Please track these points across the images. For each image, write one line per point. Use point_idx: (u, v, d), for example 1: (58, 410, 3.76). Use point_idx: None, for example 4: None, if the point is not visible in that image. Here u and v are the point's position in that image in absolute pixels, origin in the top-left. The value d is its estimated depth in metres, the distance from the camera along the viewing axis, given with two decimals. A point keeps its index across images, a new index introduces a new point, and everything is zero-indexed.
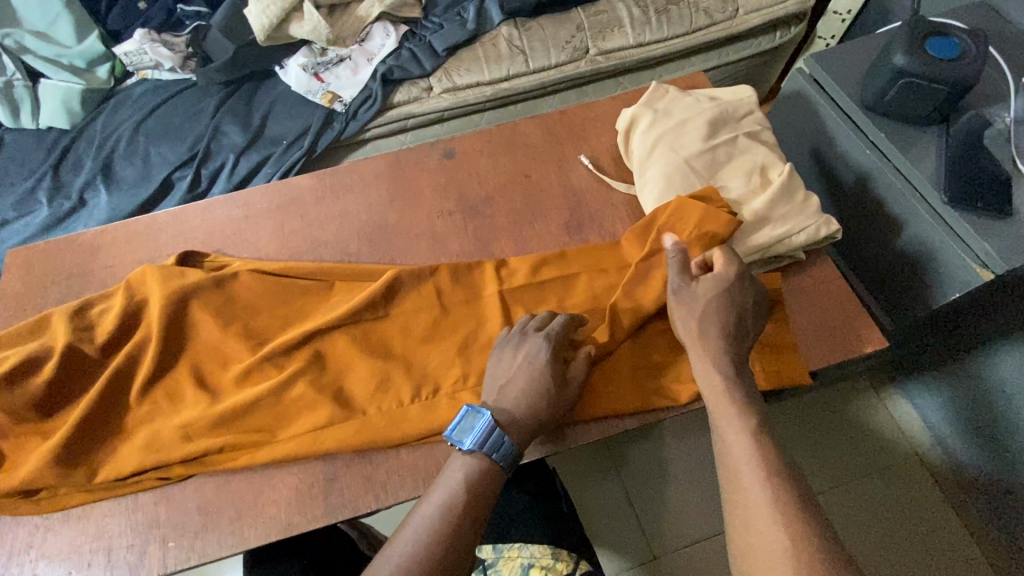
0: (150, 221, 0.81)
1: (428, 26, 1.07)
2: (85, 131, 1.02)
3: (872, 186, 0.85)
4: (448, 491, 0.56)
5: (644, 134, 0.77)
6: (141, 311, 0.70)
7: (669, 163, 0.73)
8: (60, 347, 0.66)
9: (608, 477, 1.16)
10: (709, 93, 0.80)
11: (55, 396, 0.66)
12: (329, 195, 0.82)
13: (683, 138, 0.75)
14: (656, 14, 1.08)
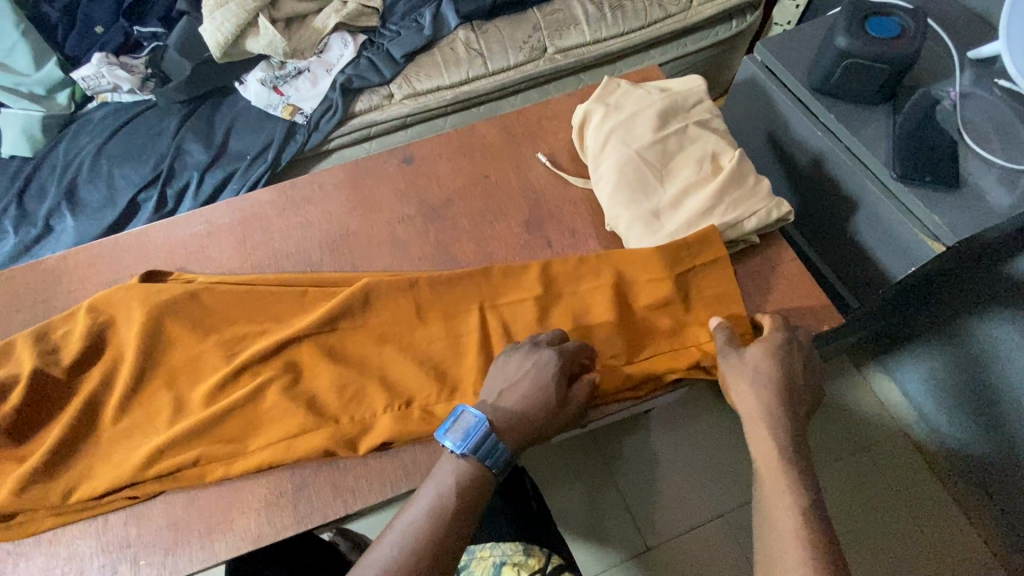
0: (113, 243, 0.81)
1: (385, 34, 1.08)
2: (47, 157, 1.02)
3: (826, 166, 0.85)
4: (437, 495, 0.55)
5: (597, 128, 0.78)
6: (106, 332, 0.70)
7: (621, 155, 0.74)
8: (25, 373, 0.66)
9: (594, 472, 1.16)
10: (660, 85, 0.81)
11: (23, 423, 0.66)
12: (291, 207, 0.82)
13: (634, 130, 0.76)
14: (611, 9, 1.09)
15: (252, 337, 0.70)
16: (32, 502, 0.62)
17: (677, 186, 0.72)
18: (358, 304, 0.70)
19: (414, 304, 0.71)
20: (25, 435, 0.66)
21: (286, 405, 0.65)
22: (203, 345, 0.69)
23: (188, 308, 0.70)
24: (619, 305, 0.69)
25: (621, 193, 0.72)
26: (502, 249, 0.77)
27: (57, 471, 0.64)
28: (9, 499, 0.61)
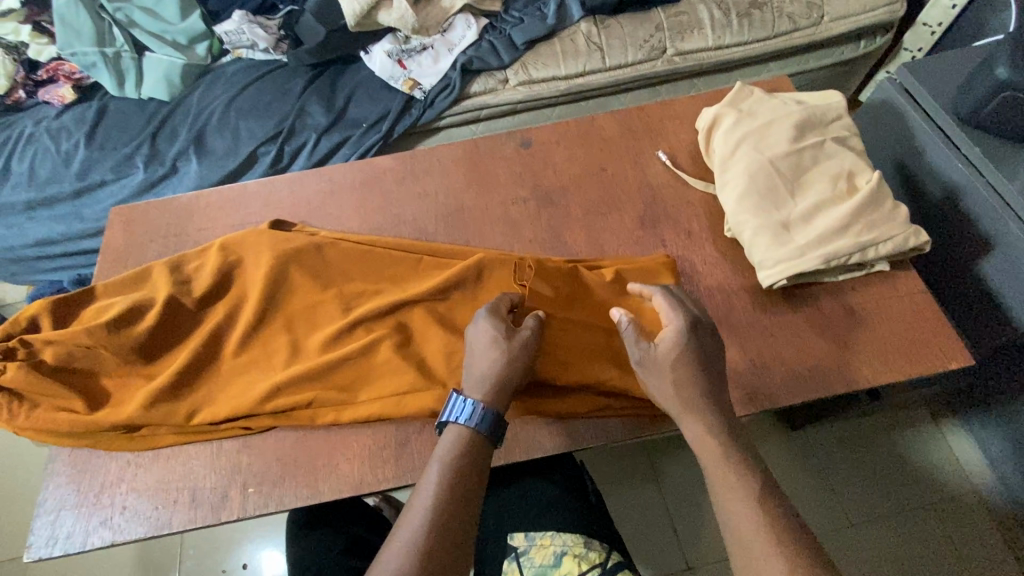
0: (242, 189, 0.86)
1: (508, 20, 1.09)
2: (182, 103, 1.09)
3: (959, 200, 0.81)
4: (441, 475, 0.54)
5: (728, 132, 0.76)
6: (233, 270, 0.74)
7: (752, 163, 0.72)
8: (161, 298, 0.71)
9: (644, 485, 1.14)
10: (796, 97, 0.79)
11: (153, 343, 0.71)
12: (409, 177, 0.85)
13: (768, 139, 0.74)
14: (738, 16, 1.07)
15: (368, 294, 0.73)
16: (158, 418, 0.66)
17: (810, 200, 0.69)
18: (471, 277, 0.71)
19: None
20: (154, 354, 0.71)
21: (396, 365, 0.67)
22: (322, 296, 0.72)
23: (312, 258, 0.74)
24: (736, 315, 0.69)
25: (750, 200, 0.70)
26: (615, 241, 0.76)
27: (182, 394, 0.68)
28: (140, 411, 0.66)
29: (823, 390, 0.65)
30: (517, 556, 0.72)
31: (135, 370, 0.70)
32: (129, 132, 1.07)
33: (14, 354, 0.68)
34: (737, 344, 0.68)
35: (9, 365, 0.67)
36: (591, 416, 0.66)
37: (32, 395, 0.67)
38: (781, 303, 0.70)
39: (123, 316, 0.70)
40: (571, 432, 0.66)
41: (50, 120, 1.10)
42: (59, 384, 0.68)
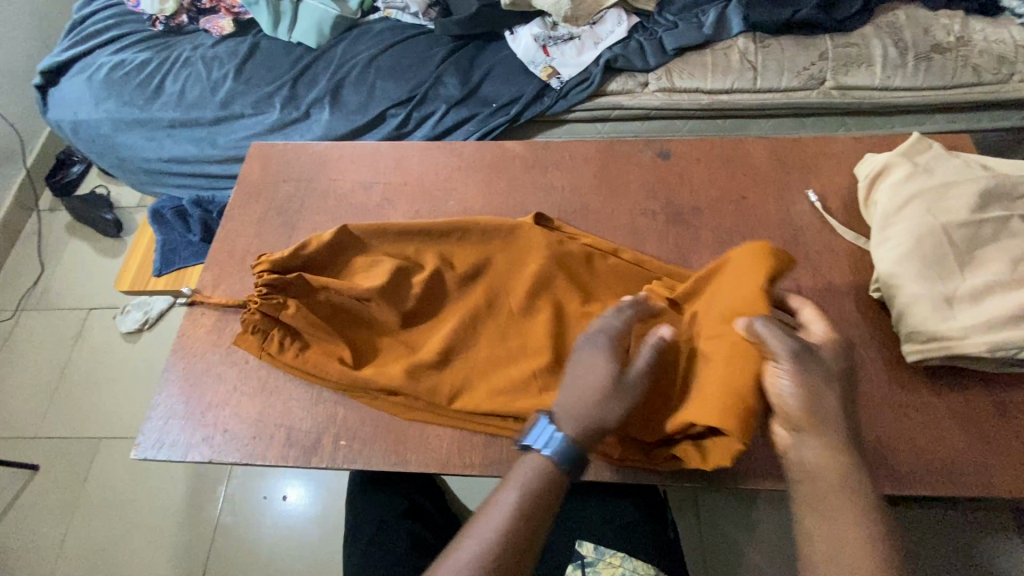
0: (374, 148, 0.87)
1: (661, 23, 1.05)
2: (326, 53, 1.12)
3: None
4: (520, 491, 0.52)
5: (897, 186, 0.70)
6: (446, 244, 0.74)
7: (921, 225, 0.66)
8: (429, 267, 0.72)
9: (691, 520, 1.05)
10: (980, 161, 0.72)
11: (413, 309, 0.71)
12: (538, 167, 0.84)
13: (945, 203, 0.67)
14: (915, 58, 0.98)
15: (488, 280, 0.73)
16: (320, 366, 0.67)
17: (981, 278, 0.63)
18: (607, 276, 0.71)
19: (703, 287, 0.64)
20: (408, 320, 0.71)
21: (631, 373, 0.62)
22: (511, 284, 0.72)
23: (525, 248, 0.73)
24: (866, 384, 0.64)
25: (912, 264, 0.64)
26: None
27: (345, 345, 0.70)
28: (331, 363, 0.67)
29: (955, 487, 0.58)
30: (581, 566, 0.69)
31: (334, 322, 0.70)
32: (274, 72, 1.11)
33: (290, 288, 0.69)
34: (863, 410, 0.63)
35: (289, 301, 0.69)
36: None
37: (302, 334, 0.69)
38: (922, 382, 0.64)
39: (318, 261, 0.73)
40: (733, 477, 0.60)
41: (207, 48, 1.17)
42: (328, 329, 0.69)
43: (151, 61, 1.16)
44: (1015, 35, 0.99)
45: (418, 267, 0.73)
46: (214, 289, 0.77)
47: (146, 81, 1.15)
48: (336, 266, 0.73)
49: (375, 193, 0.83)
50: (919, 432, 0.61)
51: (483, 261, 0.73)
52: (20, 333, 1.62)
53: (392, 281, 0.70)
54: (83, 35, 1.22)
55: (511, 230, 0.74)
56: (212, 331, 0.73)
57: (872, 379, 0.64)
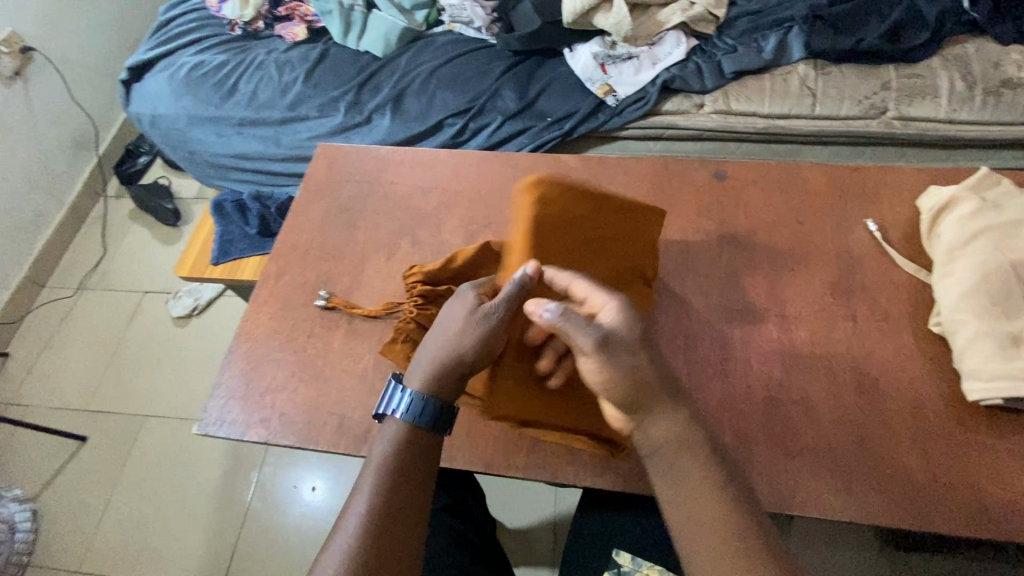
0: (434, 155, 0.91)
1: (720, 46, 1.06)
2: (391, 62, 1.16)
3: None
4: (381, 452, 0.57)
5: (962, 221, 0.69)
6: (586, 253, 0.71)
7: (988, 261, 0.65)
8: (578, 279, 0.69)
9: None
10: None
11: None
12: (593, 181, 0.85)
13: (1014, 241, 0.66)
14: (983, 93, 0.96)
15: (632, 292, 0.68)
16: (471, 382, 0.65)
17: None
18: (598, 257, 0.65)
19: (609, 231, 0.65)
20: None
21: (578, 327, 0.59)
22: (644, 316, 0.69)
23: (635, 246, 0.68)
24: (923, 419, 0.63)
25: (976, 301, 0.63)
26: (799, 300, 0.71)
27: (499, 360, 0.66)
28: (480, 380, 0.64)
29: (1013, 534, 0.56)
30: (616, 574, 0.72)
31: None
32: (340, 78, 1.16)
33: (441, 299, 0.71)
34: (918, 446, 0.61)
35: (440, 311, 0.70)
36: (733, 464, 0.62)
37: None
38: (983, 422, 0.62)
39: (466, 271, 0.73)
40: (777, 500, 0.59)
41: (279, 53, 1.23)
42: None
43: (228, 63, 1.23)
44: None
45: None
46: (277, 280, 0.80)
47: (222, 81, 1.22)
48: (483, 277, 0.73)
49: (433, 198, 0.86)
50: (975, 472, 0.59)
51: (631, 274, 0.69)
52: (80, 310, 1.72)
53: None
54: (168, 37, 1.31)
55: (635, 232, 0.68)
56: (272, 319, 0.77)
57: (930, 415, 0.63)
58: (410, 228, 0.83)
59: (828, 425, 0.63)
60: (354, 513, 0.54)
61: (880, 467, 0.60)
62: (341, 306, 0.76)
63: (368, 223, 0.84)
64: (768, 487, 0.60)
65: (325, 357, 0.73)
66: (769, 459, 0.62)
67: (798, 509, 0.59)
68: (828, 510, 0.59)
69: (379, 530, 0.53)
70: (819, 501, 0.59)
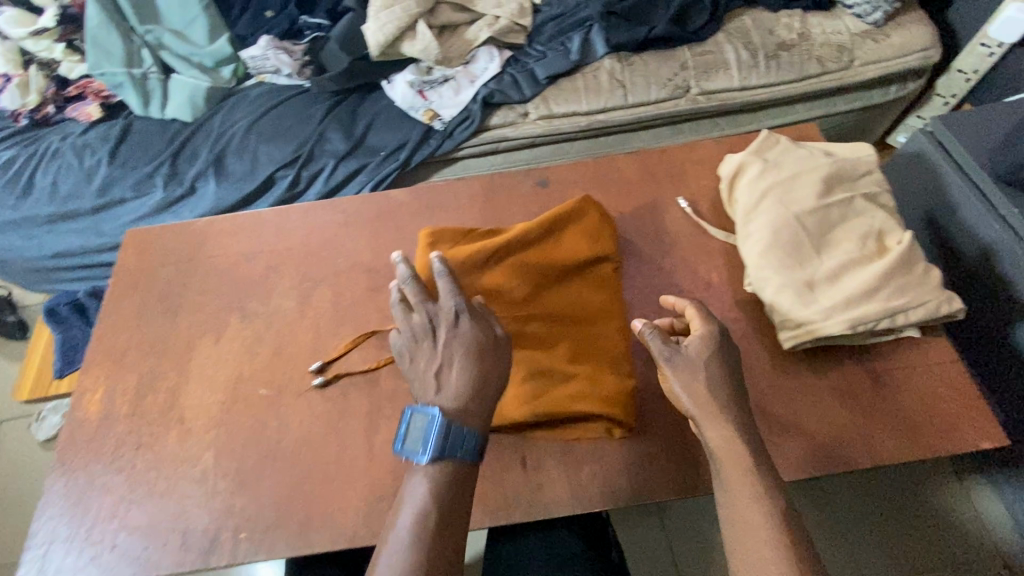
0: (255, 216, 0.85)
1: (532, 53, 1.08)
2: (204, 125, 1.08)
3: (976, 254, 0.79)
4: (416, 507, 0.49)
5: (753, 183, 0.74)
6: (559, 247, 0.71)
7: (778, 216, 0.70)
8: (562, 275, 0.70)
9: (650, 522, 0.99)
10: (826, 147, 0.77)
11: (561, 322, 0.68)
12: (422, 210, 0.84)
13: (795, 192, 0.72)
14: (765, 58, 1.05)
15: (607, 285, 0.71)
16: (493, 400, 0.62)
17: (837, 259, 0.67)
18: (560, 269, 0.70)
19: (587, 247, 0.71)
20: (562, 333, 0.67)
21: (586, 345, 0.66)
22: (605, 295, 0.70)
23: (592, 237, 0.72)
24: (752, 375, 0.67)
25: (773, 256, 0.68)
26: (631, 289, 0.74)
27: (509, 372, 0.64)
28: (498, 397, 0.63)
29: (842, 463, 0.61)
30: None
31: None
32: (150, 151, 1.07)
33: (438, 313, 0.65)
34: (752, 404, 0.65)
35: None
36: (591, 466, 0.63)
37: None
38: (803, 365, 0.67)
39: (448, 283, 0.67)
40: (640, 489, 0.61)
41: (76, 136, 1.11)
42: None
43: (17, 158, 1.10)
44: (849, 25, 1.07)
45: (553, 277, 0.70)
46: (96, 393, 0.72)
47: (14, 180, 1.09)
48: (466, 285, 0.67)
49: (260, 263, 0.80)
50: (803, 415, 0.64)
51: (600, 264, 0.72)
52: None
53: (536, 293, 0.68)
54: None
55: (592, 230, 0.73)
56: (93, 439, 0.69)
57: (756, 371, 0.67)
58: (239, 301, 0.77)
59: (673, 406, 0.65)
60: (387, 569, 0.47)
61: None
62: (173, 432, 0.68)
63: (192, 306, 0.78)
64: (626, 481, 0.61)
65: (160, 467, 0.66)
66: (623, 453, 0.63)
67: (656, 496, 0.61)
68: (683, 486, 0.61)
69: None
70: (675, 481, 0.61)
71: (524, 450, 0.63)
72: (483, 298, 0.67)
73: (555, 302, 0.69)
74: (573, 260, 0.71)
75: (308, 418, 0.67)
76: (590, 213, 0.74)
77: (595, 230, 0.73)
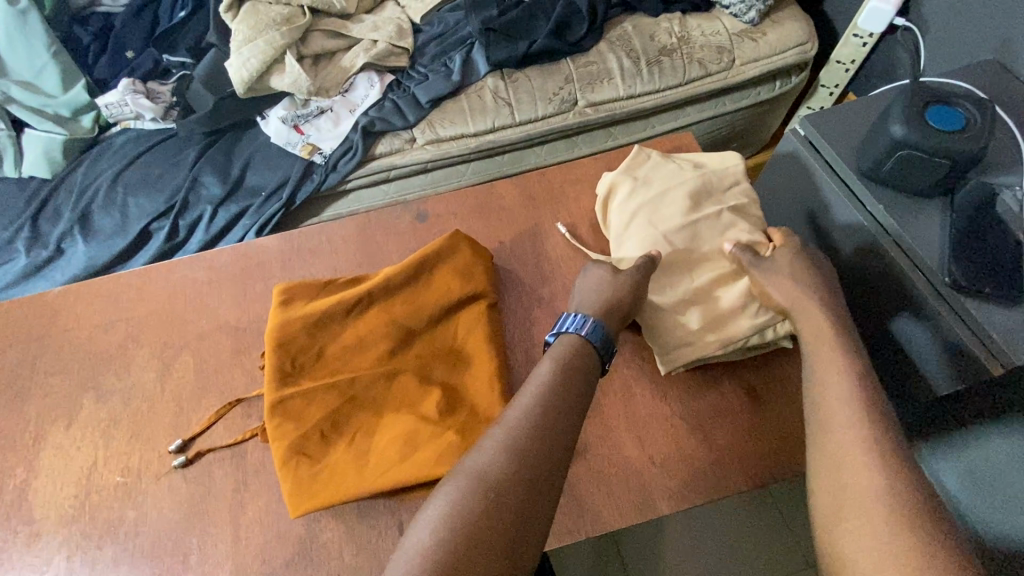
0: (115, 281, 0.79)
1: (414, 76, 1.05)
2: (66, 180, 1.00)
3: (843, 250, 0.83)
4: (535, 387, 0.53)
5: (623, 203, 0.73)
6: (425, 291, 0.68)
7: (642, 239, 0.69)
8: (429, 320, 0.67)
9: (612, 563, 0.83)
10: (695, 160, 0.77)
11: (428, 372, 0.64)
12: (296, 258, 0.79)
13: (661, 212, 0.71)
14: (648, 64, 1.04)
15: (478, 326, 0.67)
16: (348, 470, 0.57)
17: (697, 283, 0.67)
18: (427, 313, 0.67)
19: (454, 287, 0.68)
20: (429, 385, 0.63)
21: (453, 396, 0.63)
22: (476, 338, 0.66)
23: (460, 276, 0.69)
24: (633, 403, 0.65)
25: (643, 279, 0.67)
26: (511, 323, 0.71)
27: (368, 436, 0.60)
28: (354, 467, 0.58)
29: (723, 486, 0.60)
30: None
31: (339, 405, 0.61)
32: (7, 214, 0.99)
33: (291, 379, 0.61)
34: (636, 437, 0.63)
35: (287, 393, 0.60)
36: None
37: (312, 431, 0.59)
38: (681, 387, 0.66)
39: (302, 345, 0.63)
40: None
41: None
42: (336, 419, 0.60)
43: None
44: (727, 25, 1.08)
45: (420, 324, 0.66)
46: None
47: None
48: (324, 344, 0.64)
49: (117, 333, 0.75)
50: (683, 439, 0.63)
51: (470, 305, 0.68)
52: None
53: (399, 344, 0.65)
54: None
55: (461, 269, 0.70)
56: None
57: (635, 398, 0.66)
58: (93, 378, 0.71)
59: None
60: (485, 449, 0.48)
61: (600, 471, 0.62)
62: (22, 536, 0.62)
63: (43, 391, 0.71)
64: None
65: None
66: None
67: None
68: (567, 532, 0.59)
69: (504, 475, 0.46)
70: (559, 526, 0.59)
71: (399, 513, 0.60)
72: (341, 357, 0.63)
73: (421, 352, 0.65)
74: (440, 304, 0.67)
75: (167, 503, 0.62)
76: (460, 250, 0.71)
77: (466, 268, 0.70)
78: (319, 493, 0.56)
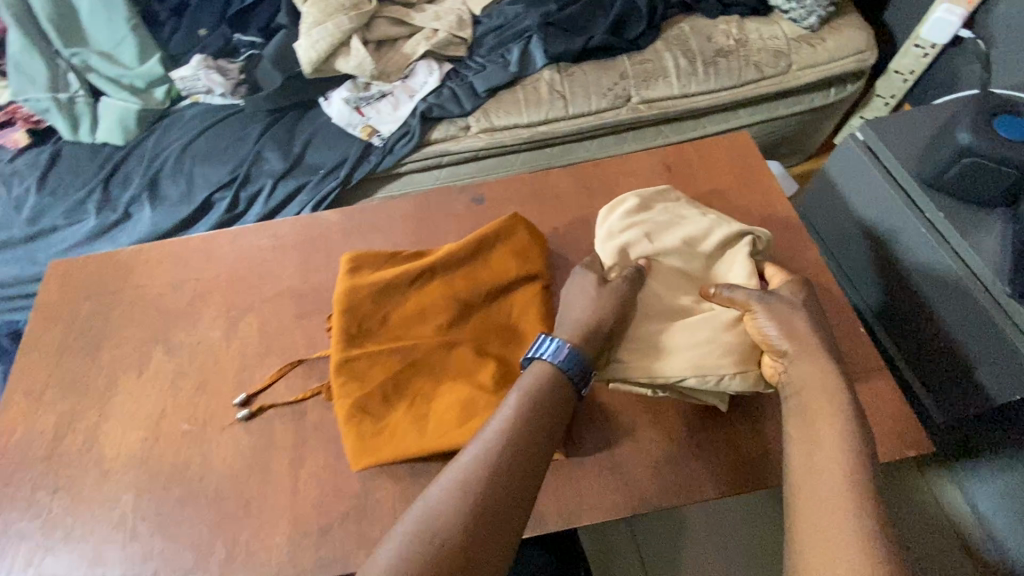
0: (184, 244, 0.83)
1: (472, 66, 1.08)
2: (136, 148, 1.05)
3: (885, 251, 0.84)
4: (502, 419, 0.52)
5: (628, 216, 0.71)
6: (485, 268, 0.70)
7: (636, 251, 0.68)
8: (487, 296, 0.69)
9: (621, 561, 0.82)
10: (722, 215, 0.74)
11: (484, 345, 0.66)
12: (356, 232, 0.82)
13: (663, 235, 0.69)
14: (704, 65, 1.05)
15: (534, 305, 0.69)
16: (405, 431, 0.60)
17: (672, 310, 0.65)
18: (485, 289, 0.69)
19: (513, 266, 0.70)
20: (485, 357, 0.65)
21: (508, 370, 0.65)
22: (532, 315, 0.68)
23: (519, 256, 0.71)
24: None
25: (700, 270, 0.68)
26: None
27: (425, 401, 0.62)
28: (411, 428, 0.60)
29: (770, 476, 0.61)
30: None
31: (399, 370, 0.63)
32: (81, 177, 1.04)
33: (355, 341, 0.64)
34: (684, 423, 0.64)
35: (351, 354, 0.63)
36: None
37: (372, 391, 0.62)
38: None
39: (367, 311, 0.66)
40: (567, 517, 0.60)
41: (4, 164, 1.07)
42: (395, 382, 0.63)
43: None
44: (785, 30, 1.08)
45: (478, 299, 0.68)
46: (11, 435, 0.69)
47: None
48: (387, 310, 0.66)
49: (185, 293, 0.78)
50: (731, 427, 0.64)
51: (528, 284, 0.70)
52: None
53: (458, 316, 0.67)
54: None
55: (520, 248, 0.71)
56: (11, 484, 0.66)
57: None
58: (163, 332, 0.75)
59: (603, 427, 0.65)
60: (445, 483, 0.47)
61: (648, 452, 0.63)
62: (93, 473, 0.66)
63: (115, 340, 0.75)
64: (557, 506, 0.60)
65: (76, 511, 0.64)
66: (552, 477, 0.62)
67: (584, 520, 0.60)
68: (614, 510, 0.60)
69: (461, 515, 0.45)
70: (605, 501, 0.60)
71: None
72: (403, 324, 0.66)
73: (478, 326, 0.67)
74: (499, 281, 0.69)
75: (230, 453, 0.66)
76: (521, 231, 0.73)
77: (525, 248, 0.72)
78: (376, 449, 0.59)
